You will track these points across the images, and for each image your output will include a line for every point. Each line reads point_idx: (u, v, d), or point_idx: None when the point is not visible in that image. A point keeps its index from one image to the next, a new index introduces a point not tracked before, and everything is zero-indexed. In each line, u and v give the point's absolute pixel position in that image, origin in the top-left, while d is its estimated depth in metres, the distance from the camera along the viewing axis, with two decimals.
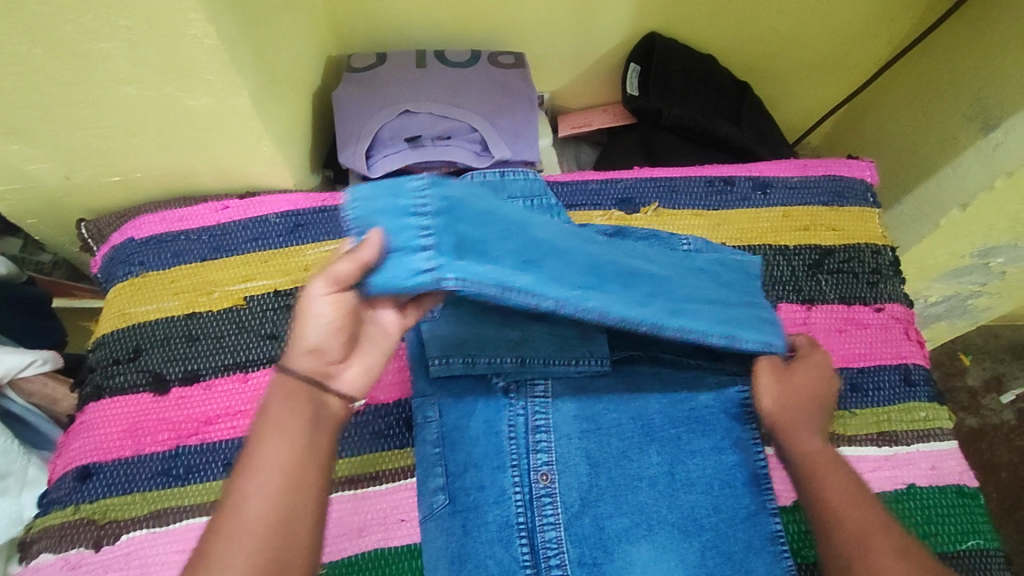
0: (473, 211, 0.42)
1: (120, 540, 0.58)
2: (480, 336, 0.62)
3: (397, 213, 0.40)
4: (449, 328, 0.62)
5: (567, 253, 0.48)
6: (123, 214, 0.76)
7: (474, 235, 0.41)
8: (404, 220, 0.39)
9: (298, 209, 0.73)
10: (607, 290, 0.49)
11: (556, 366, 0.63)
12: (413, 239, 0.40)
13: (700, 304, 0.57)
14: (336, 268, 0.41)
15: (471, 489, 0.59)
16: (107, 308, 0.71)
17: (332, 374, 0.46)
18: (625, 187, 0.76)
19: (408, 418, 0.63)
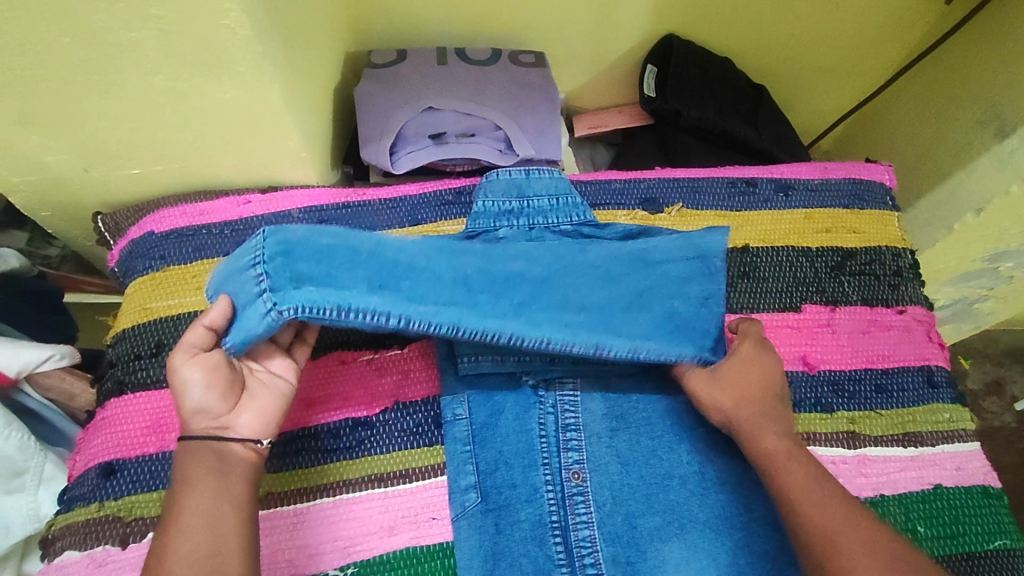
0: (314, 250, 0.53)
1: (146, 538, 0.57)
2: None
3: (240, 274, 0.53)
4: None
5: (435, 273, 0.56)
6: (140, 206, 0.75)
7: (312, 271, 0.52)
8: (247, 280, 0.52)
9: (321, 204, 0.73)
10: (469, 303, 0.56)
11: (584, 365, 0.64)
12: (253, 291, 0.51)
13: (573, 308, 0.59)
14: (190, 336, 0.51)
15: (503, 488, 0.59)
16: (126, 302, 0.70)
17: (229, 426, 0.52)
18: (649, 186, 0.76)
19: (437, 416, 0.62)
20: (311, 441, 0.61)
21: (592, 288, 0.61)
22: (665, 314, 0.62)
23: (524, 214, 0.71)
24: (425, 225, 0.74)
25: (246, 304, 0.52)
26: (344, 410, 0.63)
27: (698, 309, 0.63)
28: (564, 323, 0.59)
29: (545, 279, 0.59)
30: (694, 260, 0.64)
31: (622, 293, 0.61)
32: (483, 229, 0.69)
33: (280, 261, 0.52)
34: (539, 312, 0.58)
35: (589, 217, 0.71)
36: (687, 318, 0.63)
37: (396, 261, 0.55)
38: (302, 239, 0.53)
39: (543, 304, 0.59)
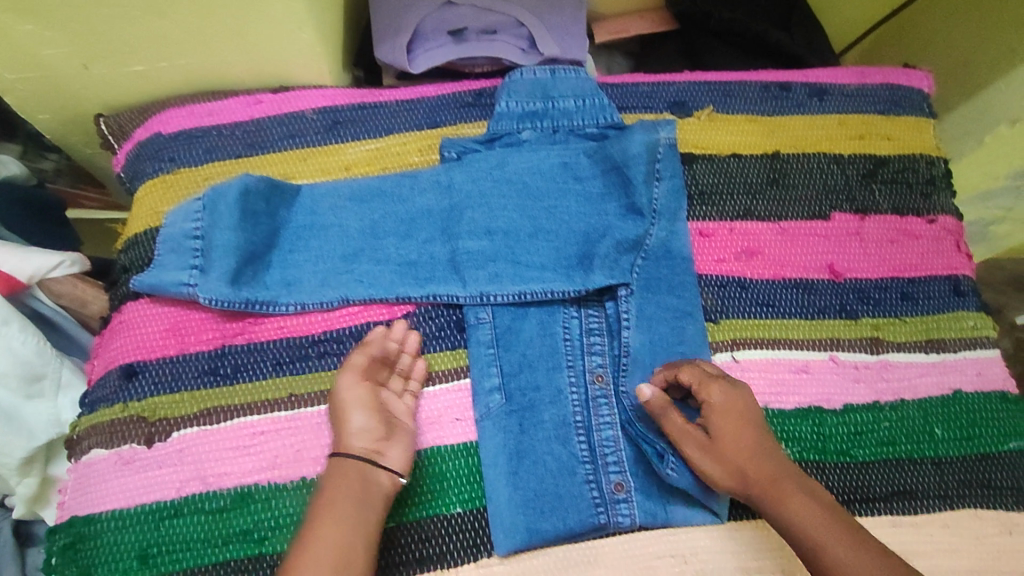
0: (228, 216, 0.60)
1: (173, 437, 0.58)
2: (492, 253, 0.62)
3: (180, 249, 0.61)
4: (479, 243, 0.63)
5: (331, 231, 0.64)
6: (144, 108, 0.72)
7: (223, 246, 0.60)
8: (187, 238, 0.61)
9: (336, 104, 0.70)
10: (356, 273, 0.62)
11: (597, 278, 0.61)
12: (190, 256, 0.60)
13: (483, 234, 0.63)
14: (353, 360, 0.57)
15: (527, 390, 0.59)
16: (136, 206, 0.67)
17: (381, 452, 0.54)
18: (678, 90, 0.73)
19: (461, 320, 0.62)
20: (335, 345, 0.61)
21: (504, 208, 0.64)
22: (570, 245, 0.62)
23: (548, 116, 0.68)
24: (444, 127, 0.70)
25: (171, 260, 0.61)
26: (367, 314, 0.62)
27: (610, 227, 0.63)
28: (464, 254, 0.62)
29: (455, 208, 0.64)
30: (609, 174, 0.65)
31: (536, 213, 0.64)
32: (506, 131, 0.68)
33: (218, 203, 0.61)
34: (443, 243, 0.63)
35: (616, 120, 0.68)
36: (601, 242, 0.62)
37: (298, 227, 0.64)
38: (227, 198, 0.61)
39: (460, 235, 0.63)
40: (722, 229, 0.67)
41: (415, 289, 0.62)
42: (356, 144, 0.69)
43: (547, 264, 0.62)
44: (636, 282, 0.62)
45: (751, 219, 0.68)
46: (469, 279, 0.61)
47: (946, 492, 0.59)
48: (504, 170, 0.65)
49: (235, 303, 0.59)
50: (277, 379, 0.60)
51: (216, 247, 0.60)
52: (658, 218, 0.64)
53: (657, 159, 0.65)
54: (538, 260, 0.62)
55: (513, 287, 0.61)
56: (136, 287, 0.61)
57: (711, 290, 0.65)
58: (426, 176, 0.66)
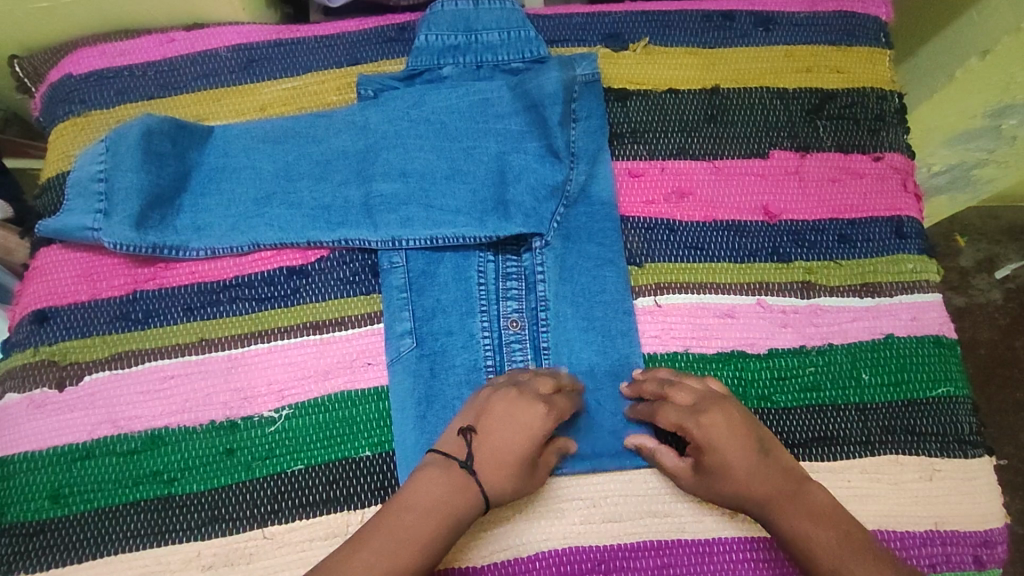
0: (131, 158, 0.59)
1: (83, 381, 0.57)
2: (406, 196, 0.61)
3: (85, 193, 0.60)
4: (393, 185, 0.61)
5: (242, 173, 0.62)
6: (58, 49, 0.70)
7: (126, 189, 0.59)
8: (92, 181, 0.60)
9: (251, 42, 0.67)
10: (267, 218, 0.61)
11: (508, 228, 0.59)
12: (96, 201, 0.59)
13: (399, 176, 0.61)
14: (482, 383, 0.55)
15: (439, 334, 0.58)
16: (50, 150, 0.65)
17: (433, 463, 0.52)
18: (613, 21, 0.69)
19: (375, 264, 0.60)
20: (247, 289, 0.60)
21: (418, 149, 0.62)
22: (485, 188, 0.61)
23: (470, 51, 0.65)
24: (364, 64, 0.67)
25: (78, 204, 0.59)
26: (279, 259, 0.61)
27: (525, 168, 0.61)
28: (377, 196, 0.61)
29: (371, 150, 0.62)
30: (527, 112, 0.63)
31: (452, 154, 0.62)
32: (426, 67, 0.65)
33: (121, 145, 0.59)
34: (357, 186, 0.61)
35: (541, 54, 0.65)
36: (514, 183, 0.61)
37: (207, 169, 0.62)
38: (131, 139, 0.59)
39: (375, 178, 0.61)
40: (653, 169, 0.64)
41: (325, 233, 0.60)
42: (272, 83, 0.66)
43: (462, 207, 0.60)
44: (552, 232, 0.60)
45: (684, 158, 0.65)
46: (379, 223, 0.60)
47: (868, 433, 0.57)
48: (421, 110, 0.63)
49: (142, 247, 0.58)
50: (188, 324, 0.59)
51: (119, 191, 0.59)
52: (576, 162, 0.62)
53: (574, 98, 0.63)
54: (451, 204, 0.60)
55: (425, 230, 0.59)
56: (42, 231, 0.60)
57: (636, 232, 0.62)
58: (340, 114, 0.63)
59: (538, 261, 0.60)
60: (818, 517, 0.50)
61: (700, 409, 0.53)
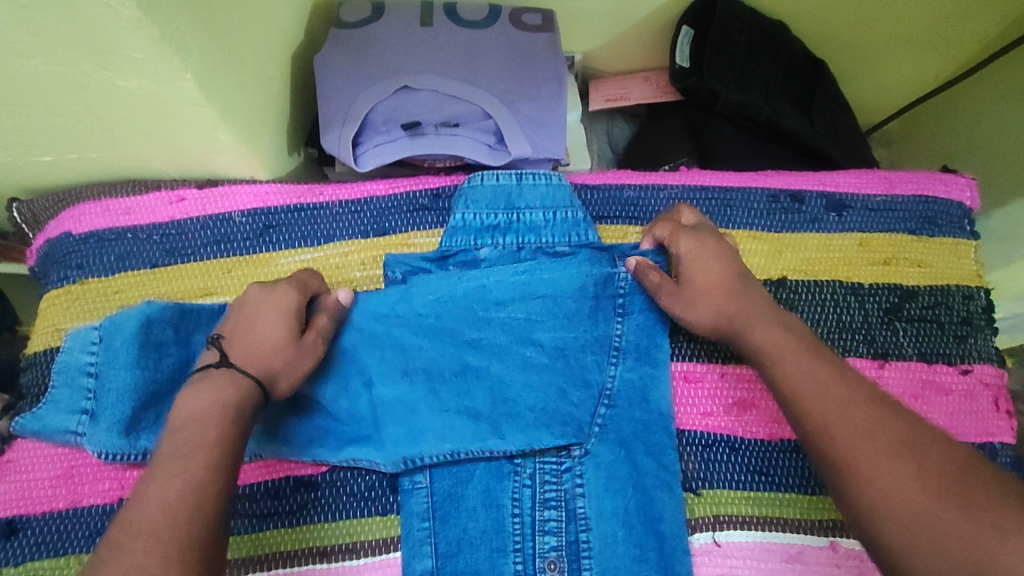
0: (125, 353, 0.52)
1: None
2: (420, 395, 0.55)
3: (72, 384, 0.53)
4: (405, 388, 0.55)
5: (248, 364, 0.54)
6: (60, 198, 0.63)
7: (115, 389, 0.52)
8: (80, 373, 0.53)
9: (269, 206, 0.60)
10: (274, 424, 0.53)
11: (544, 444, 0.54)
12: (83, 398, 0.53)
13: (407, 378, 0.55)
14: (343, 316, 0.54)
15: (466, 575, 0.51)
16: (40, 319, 0.59)
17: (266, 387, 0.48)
18: (669, 197, 0.62)
19: (394, 481, 0.53)
20: (246, 503, 0.53)
21: (417, 345, 0.55)
22: (515, 387, 0.55)
23: (511, 232, 0.59)
24: (392, 235, 0.61)
25: (63, 397, 0.53)
26: (287, 467, 0.54)
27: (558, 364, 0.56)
28: (378, 403, 0.54)
29: (372, 352, 0.55)
30: (560, 305, 0.56)
31: (470, 354, 0.55)
32: (461, 249, 0.58)
33: (116, 336, 0.53)
34: (362, 390, 0.55)
35: (590, 239, 0.59)
36: (544, 390, 0.55)
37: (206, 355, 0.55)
38: (126, 332, 0.53)
39: (371, 383, 0.55)
40: (711, 373, 0.57)
41: (331, 449, 0.53)
42: (290, 253, 0.60)
43: (488, 407, 0.54)
44: (592, 439, 0.54)
45: (746, 362, 0.58)
46: (394, 438, 0.53)
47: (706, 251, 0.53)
48: (408, 305, 0.56)
49: (133, 456, 0.52)
50: None
51: (110, 391, 0.52)
52: (620, 357, 0.56)
53: (619, 295, 0.57)
54: (479, 399, 0.55)
55: (443, 446, 0.53)
56: (20, 428, 0.53)
57: (691, 450, 0.55)
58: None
59: (578, 480, 0.53)
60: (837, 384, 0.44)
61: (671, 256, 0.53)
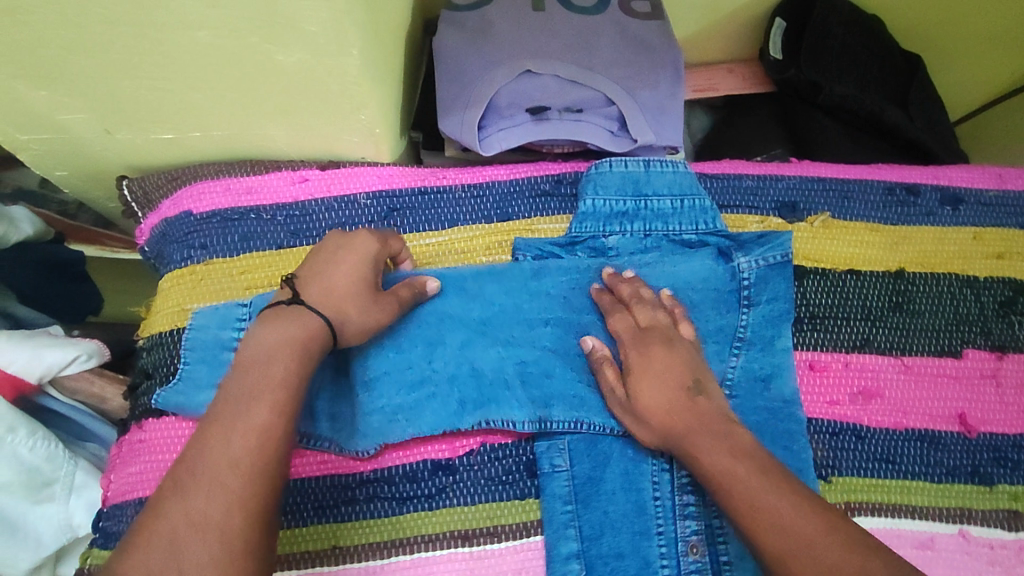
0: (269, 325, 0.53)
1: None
2: (548, 368, 0.56)
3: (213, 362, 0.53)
4: (535, 354, 0.56)
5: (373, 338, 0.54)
6: (174, 175, 0.62)
7: None
8: (224, 348, 0.53)
9: (394, 188, 0.60)
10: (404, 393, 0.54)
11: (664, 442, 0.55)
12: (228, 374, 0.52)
13: (520, 347, 0.56)
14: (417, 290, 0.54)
15: (609, 558, 0.51)
16: (162, 299, 0.58)
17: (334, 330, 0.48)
18: (787, 187, 0.63)
19: (533, 464, 0.53)
20: (387, 486, 0.53)
21: (542, 322, 0.57)
22: None
23: (639, 219, 0.59)
24: (516, 220, 0.60)
25: (205, 375, 0.52)
26: (423, 450, 0.54)
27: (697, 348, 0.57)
28: (485, 369, 0.55)
29: (487, 323, 0.56)
30: (694, 291, 0.58)
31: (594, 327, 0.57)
32: (590, 235, 0.59)
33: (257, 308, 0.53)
34: (489, 347, 0.56)
35: (718, 227, 0.59)
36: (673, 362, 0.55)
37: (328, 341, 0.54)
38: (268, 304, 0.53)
39: (475, 348, 0.56)
40: (836, 362, 0.58)
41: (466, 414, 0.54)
42: (415, 236, 0.60)
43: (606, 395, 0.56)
44: None
45: (869, 351, 0.59)
46: (529, 403, 0.54)
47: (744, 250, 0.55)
48: (540, 283, 0.57)
49: None
50: (321, 526, 0.51)
51: None
52: (744, 347, 0.57)
53: (744, 284, 0.58)
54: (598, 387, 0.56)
55: (568, 415, 0.54)
56: (160, 403, 0.53)
57: (821, 439, 0.56)
58: (455, 275, 0.57)
59: None
60: None
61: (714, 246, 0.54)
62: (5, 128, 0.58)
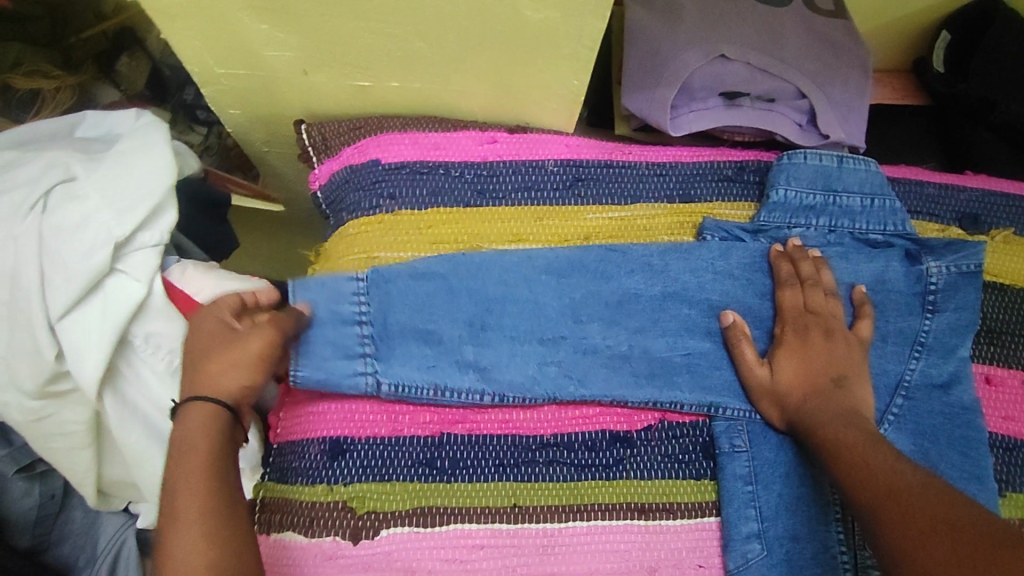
0: (401, 288, 0.54)
1: (270, 536, 0.50)
2: (703, 360, 0.55)
3: (336, 313, 0.53)
4: (703, 344, 0.56)
5: (532, 303, 0.55)
6: (358, 125, 0.62)
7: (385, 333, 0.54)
8: (344, 322, 0.53)
9: (581, 159, 0.61)
10: (565, 365, 0.54)
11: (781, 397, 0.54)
12: (356, 343, 0.53)
13: (696, 331, 0.56)
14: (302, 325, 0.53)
15: (786, 541, 0.51)
16: (345, 244, 0.58)
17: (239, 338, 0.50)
18: (969, 198, 0.63)
19: (710, 444, 0.54)
20: (566, 452, 0.53)
21: (723, 301, 0.56)
22: None
23: (826, 213, 0.59)
24: (698, 203, 0.60)
25: (330, 348, 0.53)
26: (601, 421, 0.54)
27: (879, 352, 0.56)
28: (654, 356, 0.55)
29: (669, 297, 0.56)
30: (876, 293, 0.57)
31: (762, 315, 0.57)
32: (776, 225, 0.58)
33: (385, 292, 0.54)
34: (655, 337, 0.55)
35: (907, 229, 0.58)
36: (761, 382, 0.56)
37: (491, 295, 0.54)
38: (401, 277, 0.54)
39: (646, 334, 0.55)
40: (1012, 379, 0.58)
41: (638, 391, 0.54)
42: (599, 209, 0.59)
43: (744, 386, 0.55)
44: (897, 422, 0.54)
45: None
46: (695, 387, 0.54)
47: (811, 280, 0.55)
48: (724, 263, 0.57)
49: (424, 389, 0.53)
50: (501, 484, 0.52)
51: (396, 331, 0.54)
52: (923, 353, 0.56)
53: (930, 288, 0.57)
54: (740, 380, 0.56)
55: (742, 402, 0.54)
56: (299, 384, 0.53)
57: (996, 453, 0.56)
58: (639, 252, 0.57)
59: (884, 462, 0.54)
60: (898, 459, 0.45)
61: (813, 279, 0.55)
62: (206, 58, 0.58)
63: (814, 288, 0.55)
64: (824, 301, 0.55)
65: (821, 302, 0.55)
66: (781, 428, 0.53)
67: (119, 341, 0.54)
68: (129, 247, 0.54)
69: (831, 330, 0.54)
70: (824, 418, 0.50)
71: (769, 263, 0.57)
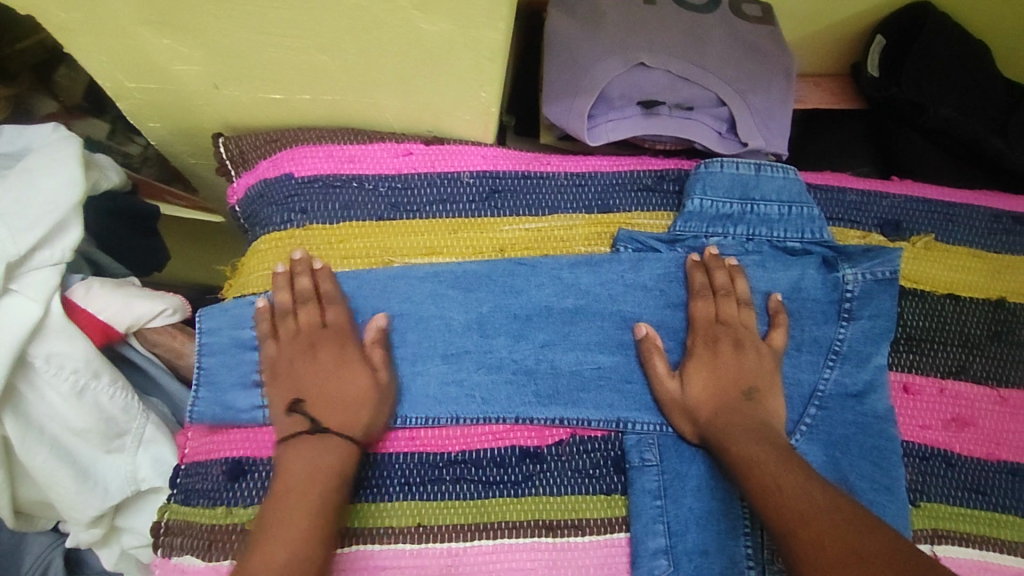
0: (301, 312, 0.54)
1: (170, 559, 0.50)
2: (616, 372, 0.55)
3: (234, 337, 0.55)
4: (611, 359, 0.55)
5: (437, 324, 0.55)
6: (274, 138, 0.60)
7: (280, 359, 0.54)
8: (243, 347, 0.55)
9: (498, 170, 0.60)
10: (470, 387, 0.54)
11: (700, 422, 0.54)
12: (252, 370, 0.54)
13: (609, 344, 0.55)
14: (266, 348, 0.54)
15: (693, 556, 0.50)
16: (258, 260, 0.57)
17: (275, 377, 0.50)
18: (892, 204, 0.62)
19: (621, 458, 0.53)
20: (475, 469, 0.52)
21: (637, 313, 0.56)
22: None
23: (744, 222, 0.58)
24: (616, 213, 0.60)
25: (229, 378, 0.54)
26: (511, 437, 0.53)
27: (795, 363, 0.56)
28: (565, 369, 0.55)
29: (582, 309, 0.56)
30: (791, 300, 0.57)
31: (676, 325, 0.56)
32: (693, 234, 0.58)
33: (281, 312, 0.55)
34: (565, 349, 0.55)
35: (825, 237, 0.58)
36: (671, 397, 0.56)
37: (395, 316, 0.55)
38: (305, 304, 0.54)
39: (557, 346, 0.55)
40: (930, 387, 0.58)
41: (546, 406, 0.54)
42: (514, 220, 0.59)
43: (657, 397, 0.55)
44: (810, 433, 0.54)
45: (965, 378, 0.58)
46: (604, 400, 0.54)
47: (726, 291, 0.55)
48: (637, 276, 0.56)
49: None
50: (408, 503, 0.51)
51: None
52: (838, 362, 0.56)
53: (847, 296, 0.57)
54: None
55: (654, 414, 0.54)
56: (195, 416, 0.54)
57: (911, 462, 0.56)
58: (550, 264, 0.56)
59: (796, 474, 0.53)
60: (799, 476, 0.45)
61: (726, 290, 0.55)
62: (115, 72, 0.57)
63: (729, 299, 0.55)
64: (738, 313, 0.55)
65: (734, 313, 0.55)
66: (692, 440, 0.53)
67: (18, 362, 0.53)
68: (25, 266, 0.53)
69: (742, 340, 0.54)
70: (731, 432, 0.50)
71: (685, 274, 0.57)
